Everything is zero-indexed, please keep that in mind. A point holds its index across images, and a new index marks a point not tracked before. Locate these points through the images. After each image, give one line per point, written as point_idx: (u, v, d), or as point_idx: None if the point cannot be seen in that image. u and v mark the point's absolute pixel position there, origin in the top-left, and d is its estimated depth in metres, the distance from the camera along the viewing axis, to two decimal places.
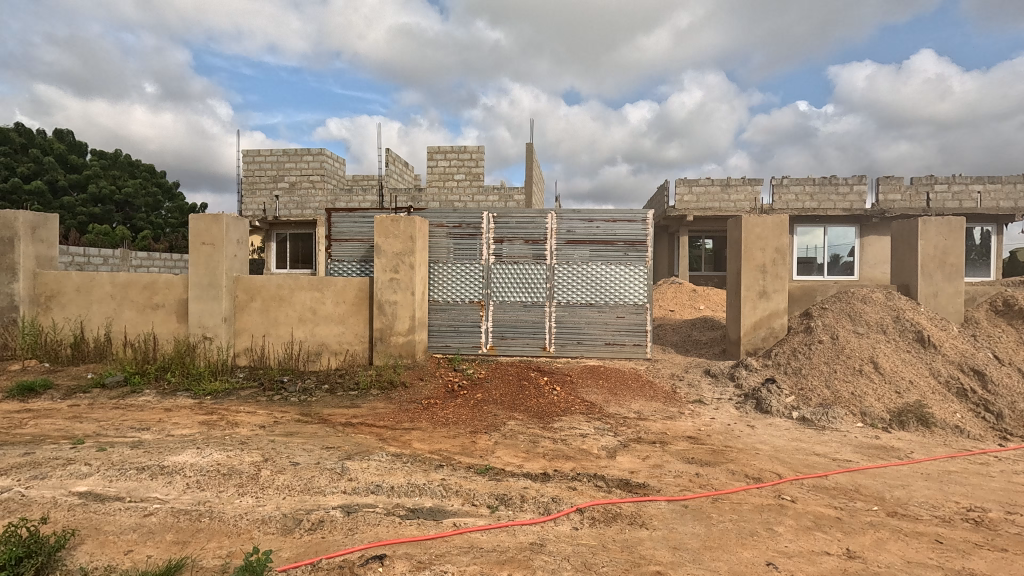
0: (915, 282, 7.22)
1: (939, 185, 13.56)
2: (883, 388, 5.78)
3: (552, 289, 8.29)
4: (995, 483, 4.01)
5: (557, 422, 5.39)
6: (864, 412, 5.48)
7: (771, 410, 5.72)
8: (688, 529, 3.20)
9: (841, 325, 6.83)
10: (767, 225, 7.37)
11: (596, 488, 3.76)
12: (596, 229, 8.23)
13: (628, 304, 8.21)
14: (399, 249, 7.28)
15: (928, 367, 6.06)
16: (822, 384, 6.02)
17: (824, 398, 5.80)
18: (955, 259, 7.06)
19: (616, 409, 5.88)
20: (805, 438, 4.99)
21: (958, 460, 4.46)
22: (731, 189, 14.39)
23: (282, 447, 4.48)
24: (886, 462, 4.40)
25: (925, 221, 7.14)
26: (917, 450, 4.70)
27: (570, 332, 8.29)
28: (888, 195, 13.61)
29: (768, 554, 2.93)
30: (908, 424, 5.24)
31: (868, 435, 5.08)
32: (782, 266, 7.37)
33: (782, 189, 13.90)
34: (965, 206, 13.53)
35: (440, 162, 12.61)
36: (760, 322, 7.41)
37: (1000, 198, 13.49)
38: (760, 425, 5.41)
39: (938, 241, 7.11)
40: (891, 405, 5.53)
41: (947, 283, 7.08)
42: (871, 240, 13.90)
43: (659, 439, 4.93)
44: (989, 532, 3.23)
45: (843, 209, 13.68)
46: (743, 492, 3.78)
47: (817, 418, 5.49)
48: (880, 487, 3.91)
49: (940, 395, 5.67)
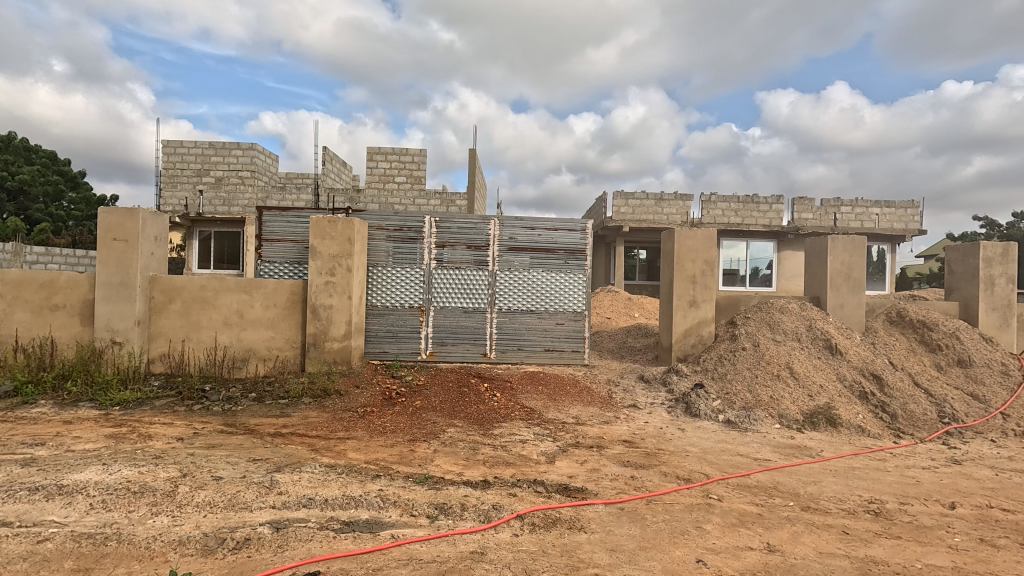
0: (825, 294, 7.87)
1: (844, 207, 14.94)
2: (798, 393, 6.25)
3: (493, 295, 8.31)
4: (891, 477, 4.44)
5: (497, 428, 5.39)
6: (781, 414, 5.91)
7: (699, 413, 6.03)
8: (624, 531, 3.29)
9: (762, 334, 7.32)
10: (698, 238, 7.79)
11: (536, 494, 3.80)
12: (537, 236, 8.36)
13: (567, 311, 8.39)
14: (336, 252, 7.02)
15: (836, 372, 6.63)
16: (745, 388, 6.43)
17: (746, 401, 6.20)
18: (858, 275, 7.78)
19: (556, 415, 5.97)
20: (730, 440, 5.30)
21: (860, 457, 4.91)
22: (664, 204, 15.13)
23: (203, 460, 4.17)
24: (800, 460, 4.76)
25: (834, 238, 7.80)
26: (826, 449, 5.12)
27: (510, 338, 8.34)
28: (802, 214, 14.83)
29: (698, 551, 3.07)
30: (819, 425, 5.71)
31: (784, 436, 5.48)
32: (710, 278, 7.81)
33: (709, 205, 14.80)
34: (866, 226, 14.98)
35: (380, 163, 12.33)
36: (690, 330, 7.79)
37: (895, 220, 15.08)
38: (690, 428, 5.68)
39: (845, 257, 7.81)
40: (805, 407, 6.00)
41: (852, 295, 7.77)
42: (786, 254, 15.06)
43: (596, 444, 5.06)
44: (887, 521, 3.56)
45: (763, 225, 14.74)
46: (674, 493, 3.95)
47: (740, 420, 5.85)
48: (794, 484, 4.22)
49: (846, 398, 6.22)
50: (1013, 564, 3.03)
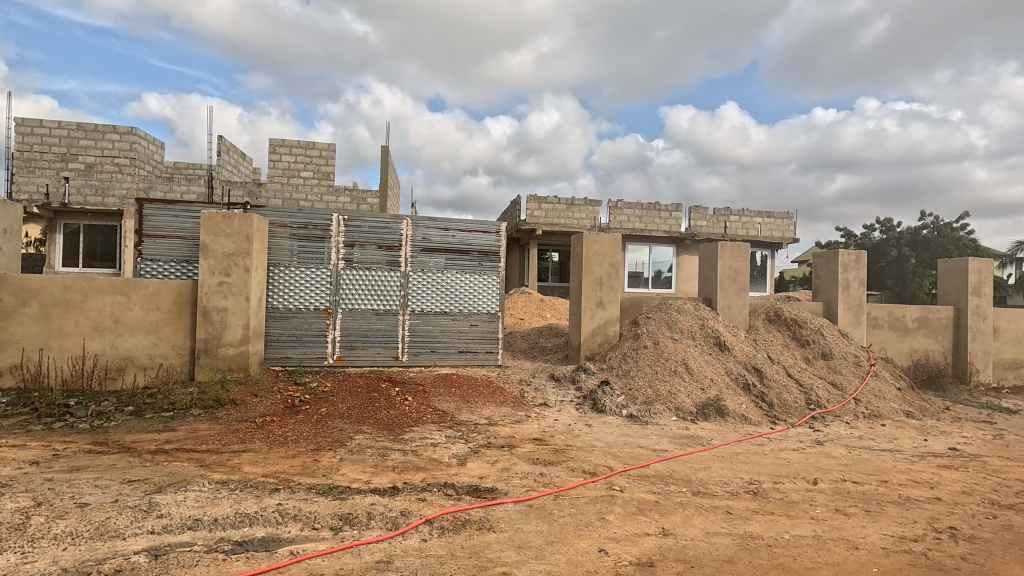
0: (715, 295, 8.59)
1: (733, 216, 16.46)
2: (692, 386, 6.78)
3: (406, 296, 8.13)
4: (766, 459, 4.97)
5: (408, 433, 5.28)
6: (677, 407, 6.38)
7: (605, 409, 6.34)
8: (532, 527, 3.37)
9: (661, 332, 7.84)
10: (604, 242, 8.19)
11: (446, 497, 3.77)
12: (451, 237, 8.32)
13: (480, 313, 8.43)
14: (231, 250, 6.49)
15: (724, 366, 7.27)
16: (646, 383, 6.86)
17: (647, 396, 6.62)
18: (743, 278, 8.60)
19: (468, 416, 5.97)
20: (632, 434, 5.62)
21: (743, 443, 5.44)
22: (575, 208, 15.72)
23: (65, 485, 3.66)
24: (693, 449, 5.17)
25: (722, 245, 8.55)
26: (715, 437, 5.61)
27: (424, 340, 8.21)
28: (697, 221, 16.12)
29: (600, 541, 3.22)
30: (710, 415, 6.24)
31: (679, 427, 5.92)
32: (616, 280, 8.24)
33: (616, 211, 15.61)
34: (750, 234, 16.61)
35: (284, 157, 11.60)
36: (598, 329, 8.16)
37: (774, 229, 16.86)
38: (596, 423, 5.95)
39: (731, 262, 8.59)
40: (698, 399, 6.53)
41: (738, 296, 8.57)
42: (684, 259, 16.27)
43: (507, 443, 5.13)
44: (763, 500, 3.98)
45: (664, 231, 15.82)
46: (580, 487, 4.12)
47: (642, 414, 6.24)
48: (687, 471, 4.57)
49: (732, 389, 6.85)
50: (859, 528, 3.52)
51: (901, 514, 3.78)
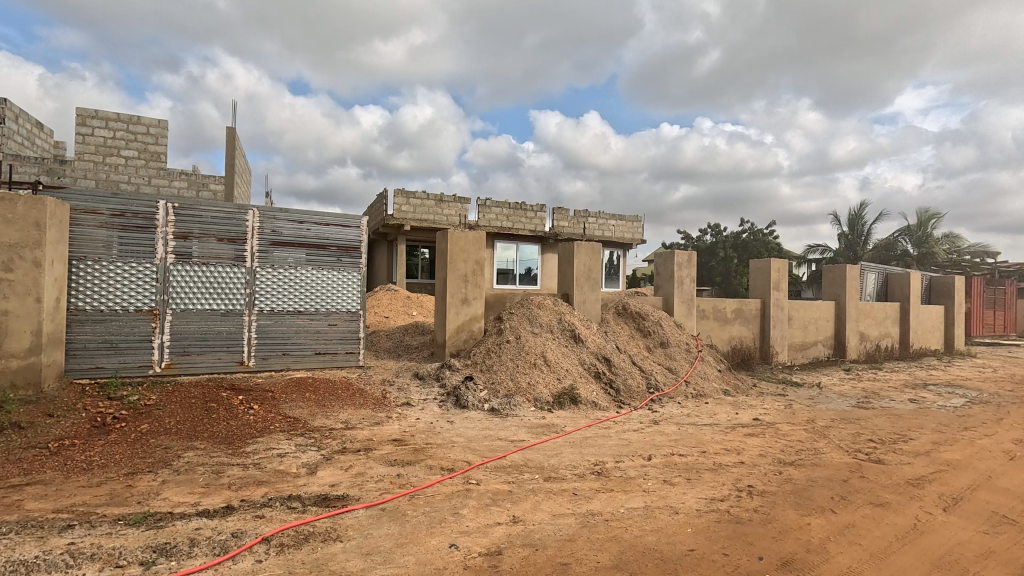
0: (572, 291, 9.14)
1: (591, 218, 17.76)
2: (549, 377, 7.18)
3: (253, 295, 7.39)
4: (611, 441, 5.44)
5: (250, 445, 4.80)
6: (536, 398, 6.72)
7: (467, 404, 6.43)
8: (382, 532, 3.28)
9: (523, 327, 8.15)
10: (469, 239, 8.28)
11: (289, 511, 3.50)
12: (306, 231, 7.75)
13: (340, 311, 7.98)
14: (13, 240, 5.31)
15: (578, 358, 7.81)
16: (508, 377, 7.10)
17: (508, 389, 6.87)
18: (595, 275, 9.29)
19: (323, 422, 5.62)
20: (493, 427, 5.77)
21: (592, 427, 5.90)
22: (444, 205, 15.69)
23: None
24: (547, 436, 5.47)
25: (578, 244, 9.12)
26: (568, 424, 6.00)
27: (275, 342, 7.53)
28: (560, 222, 17.11)
29: (452, 536, 3.24)
30: (564, 403, 6.68)
31: (537, 417, 6.23)
32: (480, 277, 8.38)
33: (485, 209, 15.92)
34: (606, 235, 18.09)
35: (98, 131, 9.82)
36: (462, 326, 8.23)
37: (626, 231, 18.56)
38: (458, 419, 6.00)
39: (586, 260, 9.21)
40: (554, 390, 6.94)
41: (591, 292, 9.24)
42: (548, 257, 17.13)
43: (364, 447, 4.93)
44: (605, 478, 4.35)
45: (530, 230, 16.49)
46: (436, 484, 4.11)
47: (502, 407, 6.45)
48: (541, 458, 4.82)
49: (585, 378, 7.40)
50: (681, 495, 4.02)
51: (713, 479, 4.39)
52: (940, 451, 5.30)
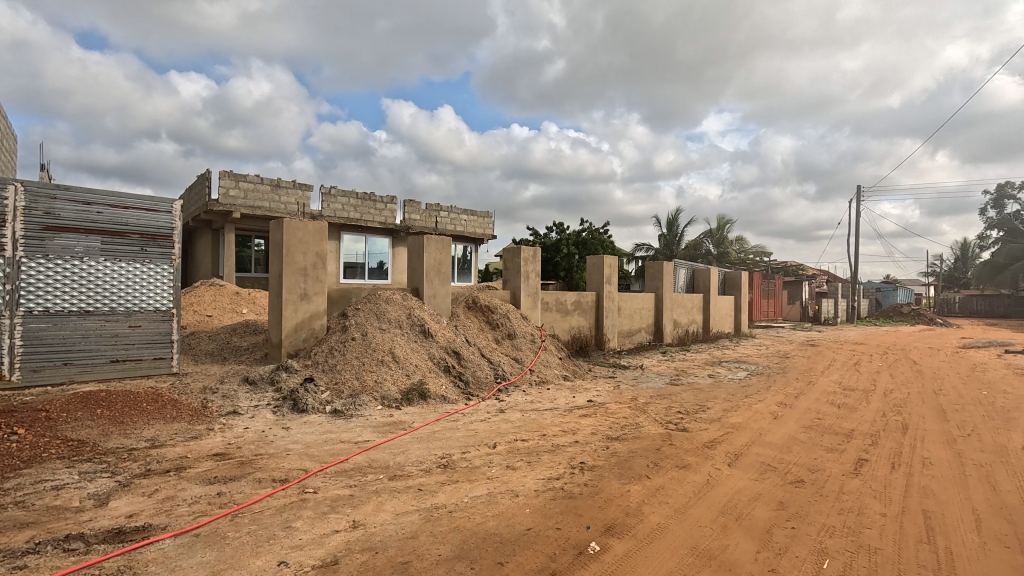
0: (422, 285, 8.95)
1: (443, 212, 17.82)
2: (397, 374, 7.01)
3: (17, 292, 5.91)
4: (458, 432, 5.52)
5: (11, 480, 3.83)
6: (383, 396, 6.53)
7: (307, 408, 5.98)
8: (196, 561, 2.87)
9: (370, 323, 7.80)
10: (308, 230, 7.64)
11: (66, 554, 2.87)
12: (96, 214, 6.46)
13: (146, 311, 6.80)
14: None
15: (428, 352, 7.75)
16: (352, 376, 6.76)
17: (352, 388, 6.55)
18: (446, 269, 9.24)
19: (120, 442, 4.73)
20: (334, 430, 5.44)
21: (440, 421, 5.92)
22: (281, 191, 14.38)
23: None
24: (394, 434, 5.33)
25: (428, 238, 8.92)
26: (416, 419, 5.94)
27: (51, 349, 6.12)
28: (411, 215, 16.85)
29: (282, 553, 2.98)
30: (413, 400, 6.60)
31: (384, 415, 6.05)
32: (321, 270, 7.81)
33: (329, 198, 14.96)
34: (458, 229, 18.33)
35: None
36: (302, 324, 7.58)
37: (477, 226, 18.98)
38: (295, 425, 5.54)
39: (436, 254, 9.08)
40: (402, 386, 6.81)
41: (442, 286, 9.17)
42: (400, 250, 16.67)
43: (175, 466, 4.27)
44: (451, 470, 4.39)
45: (379, 222, 15.91)
46: (266, 498, 3.73)
47: (346, 408, 6.13)
48: (386, 457, 4.68)
49: (434, 373, 7.39)
50: (522, 478, 4.23)
51: (551, 460, 4.71)
52: (728, 416, 6.42)
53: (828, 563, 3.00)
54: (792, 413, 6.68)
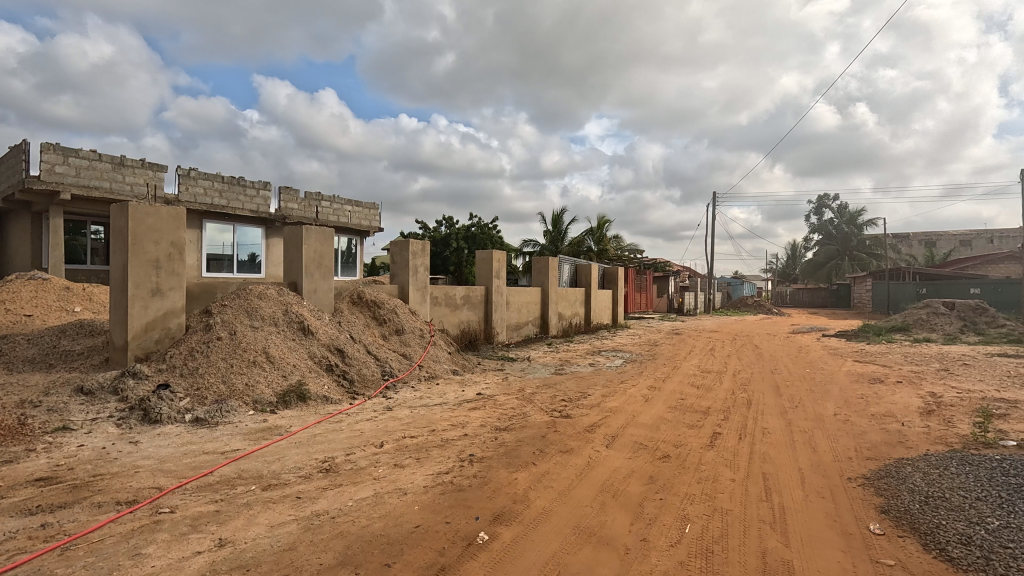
0: (300, 280, 8.31)
1: (324, 202, 16.84)
2: (273, 375, 6.47)
3: None
4: (342, 434, 5.24)
5: None
6: (255, 400, 5.99)
7: (161, 418, 5.28)
8: None
9: (239, 321, 7.07)
10: (161, 216, 6.70)
11: None
12: None
13: None
14: None
15: (308, 351, 7.23)
16: (218, 380, 6.09)
17: (218, 394, 5.92)
18: (328, 262, 8.68)
19: None
20: (196, 441, 4.86)
21: (322, 423, 5.58)
22: (126, 170, 12.55)
23: None
24: (269, 441, 4.91)
25: (308, 229, 8.29)
26: (294, 423, 5.54)
27: None
28: (287, 203, 15.66)
29: None
30: (291, 402, 6.15)
31: (256, 421, 5.55)
32: (179, 262, 6.91)
33: (188, 181, 13.35)
34: (341, 221, 17.43)
35: None
36: (154, 323, 6.63)
37: (362, 218, 18.18)
38: (146, 438, 4.85)
39: (317, 246, 8.47)
40: (278, 388, 6.31)
41: (323, 280, 8.61)
42: (275, 241, 15.31)
43: None
44: (334, 474, 4.15)
45: (250, 210, 14.52)
46: (107, 525, 3.21)
47: (211, 415, 5.51)
48: (259, 466, 4.29)
49: (315, 372, 6.94)
50: (410, 475, 4.15)
51: (440, 454, 4.68)
52: (606, 401, 6.90)
53: (689, 527, 3.36)
54: (661, 395, 7.38)
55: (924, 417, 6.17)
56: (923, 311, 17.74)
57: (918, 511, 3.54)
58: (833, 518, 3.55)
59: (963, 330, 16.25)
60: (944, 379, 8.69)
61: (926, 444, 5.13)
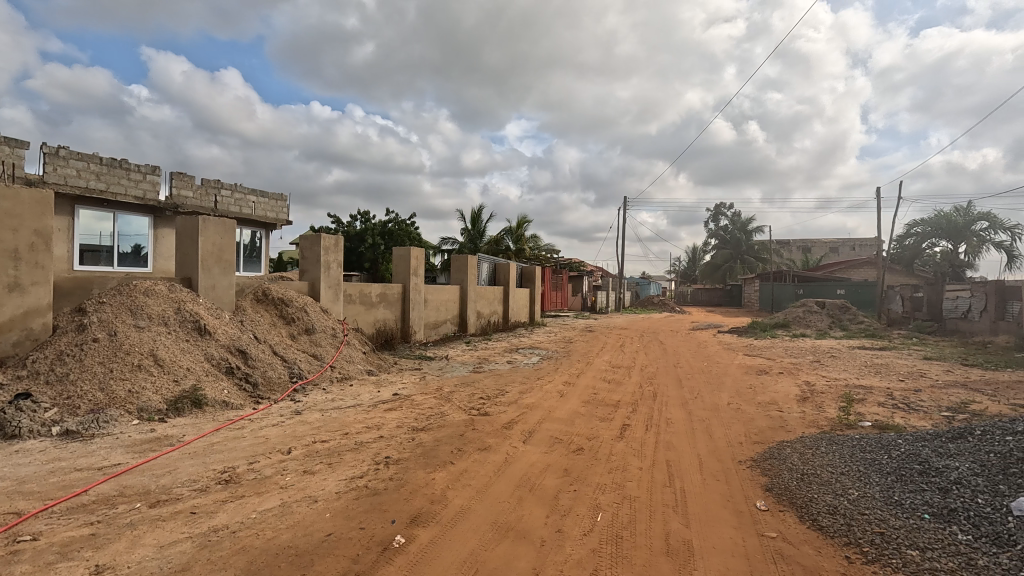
0: (196, 276, 7.60)
1: (223, 191, 15.61)
2: (162, 381, 5.85)
3: None
4: (244, 442, 4.87)
5: None
6: (141, 408, 5.39)
7: (20, 433, 4.59)
8: None
9: (120, 320, 6.31)
10: (21, 199, 5.82)
11: None
12: None
13: None
14: None
15: (204, 353, 6.62)
16: (94, 387, 5.41)
17: (95, 402, 5.26)
18: (228, 257, 8.02)
19: None
20: (67, 456, 4.28)
21: (221, 431, 5.14)
22: None
23: None
24: (157, 453, 4.44)
25: (205, 220, 7.59)
26: (188, 432, 5.06)
27: None
28: (180, 190, 14.30)
29: None
30: (184, 409, 5.62)
31: (142, 431, 5.00)
32: (44, 254, 6.03)
33: (57, 160, 11.75)
34: (243, 212, 16.22)
35: None
36: (11, 323, 5.73)
37: (268, 210, 17.01)
38: (1, 457, 4.20)
39: (216, 239, 7.78)
40: (169, 395, 5.72)
41: (222, 276, 7.94)
42: (164, 232, 13.81)
43: None
44: (235, 486, 3.85)
45: (135, 196, 13.07)
46: None
47: (84, 427, 4.88)
48: (145, 482, 3.87)
49: (212, 376, 6.38)
50: (321, 482, 3.95)
51: (354, 458, 4.50)
52: (523, 398, 7.04)
53: (601, 515, 3.52)
54: (575, 390, 7.65)
55: (800, 403, 6.96)
56: (800, 309, 19.97)
57: (796, 488, 3.99)
58: (726, 498, 3.90)
59: (831, 326, 18.51)
60: (816, 369, 9.85)
61: (802, 428, 5.79)
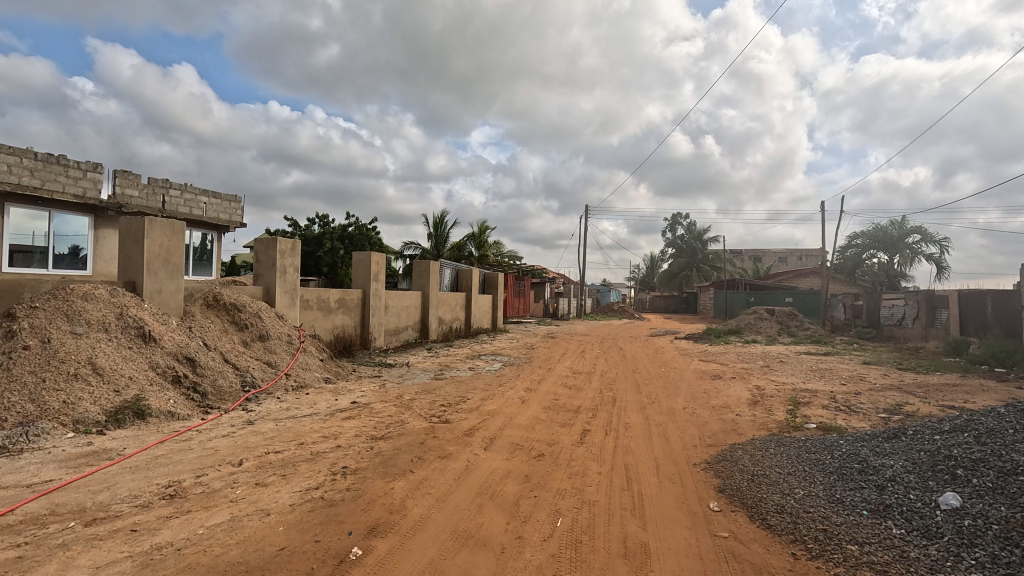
0: (140, 279, 7.21)
1: (172, 190, 14.99)
2: (101, 391, 5.51)
3: None
4: (192, 454, 4.65)
5: None
6: (76, 420, 5.06)
7: None
8: None
9: (54, 326, 5.91)
10: None
11: None
12: None
13: None
14: None
15: (148, 361, 6.27)
16: (23, 398, 5.05)
17: (24, 414, 4.90)
18: (176, 260, 7.66)
19: None
20: None
21: (166, 444, 4.88)
22: None
23: None
24: (94, 468, 4.17)
25: (151, 221, 7.22)
26: (130, 445, 4.78)
27: None
28: (125, 189, 13.62)
29: None
30: (125, 420, 5.31)
31: (77, 444, 4.69)
32: None
33: None
34: (193, 213, 15.58)
35: None
36: None
37: (220, 212, 16.36)
38: None
39: (162, 241, 7.42)
40: (108, 405, 5.40)
41: (170, 280, 7.56)
42: (105, 233, 13.04)
43: None
44: (180, 501, 3.66)
45: (74, 194, 12.31)
46: None
47: (13, 441, 4.54)
48: (81, 499, 3.63)
49: (157, 386, 6.06)
50: (274, 494, 3.82)
51: (309, 469, 4.37)
52: (484, 404, 7.03)
53: (561, 520, 3.56)
54: (536, 396, 7.70)
55: (751, 407, 7.26)
56: (751, 316, 20.84)
57: (746, 488, 4.15)
58: (681, 500, 4.01)
59: (779, 332, 19.37)
60: (766, 374, 10.28)
61: (752, 430, 6.03)
